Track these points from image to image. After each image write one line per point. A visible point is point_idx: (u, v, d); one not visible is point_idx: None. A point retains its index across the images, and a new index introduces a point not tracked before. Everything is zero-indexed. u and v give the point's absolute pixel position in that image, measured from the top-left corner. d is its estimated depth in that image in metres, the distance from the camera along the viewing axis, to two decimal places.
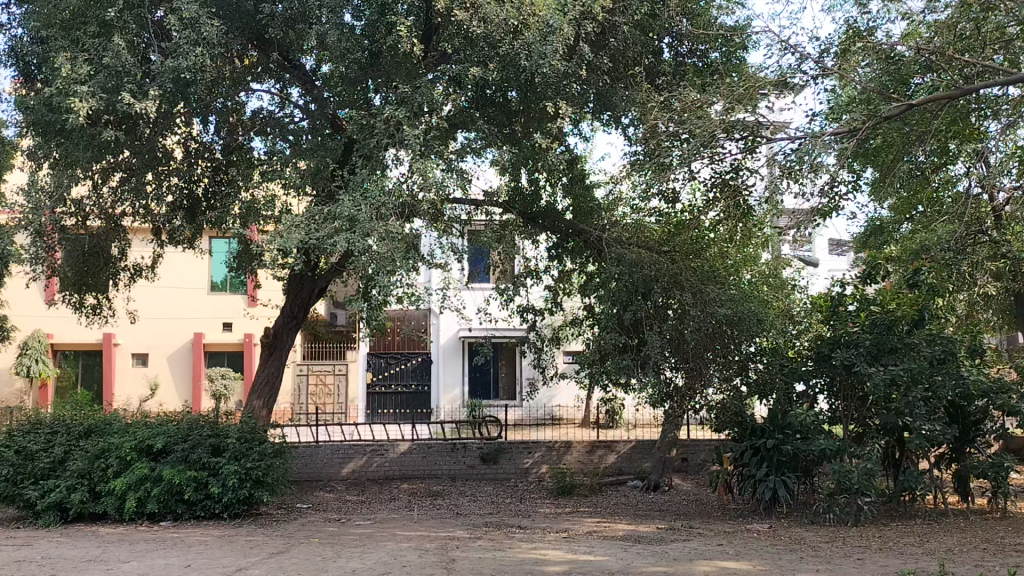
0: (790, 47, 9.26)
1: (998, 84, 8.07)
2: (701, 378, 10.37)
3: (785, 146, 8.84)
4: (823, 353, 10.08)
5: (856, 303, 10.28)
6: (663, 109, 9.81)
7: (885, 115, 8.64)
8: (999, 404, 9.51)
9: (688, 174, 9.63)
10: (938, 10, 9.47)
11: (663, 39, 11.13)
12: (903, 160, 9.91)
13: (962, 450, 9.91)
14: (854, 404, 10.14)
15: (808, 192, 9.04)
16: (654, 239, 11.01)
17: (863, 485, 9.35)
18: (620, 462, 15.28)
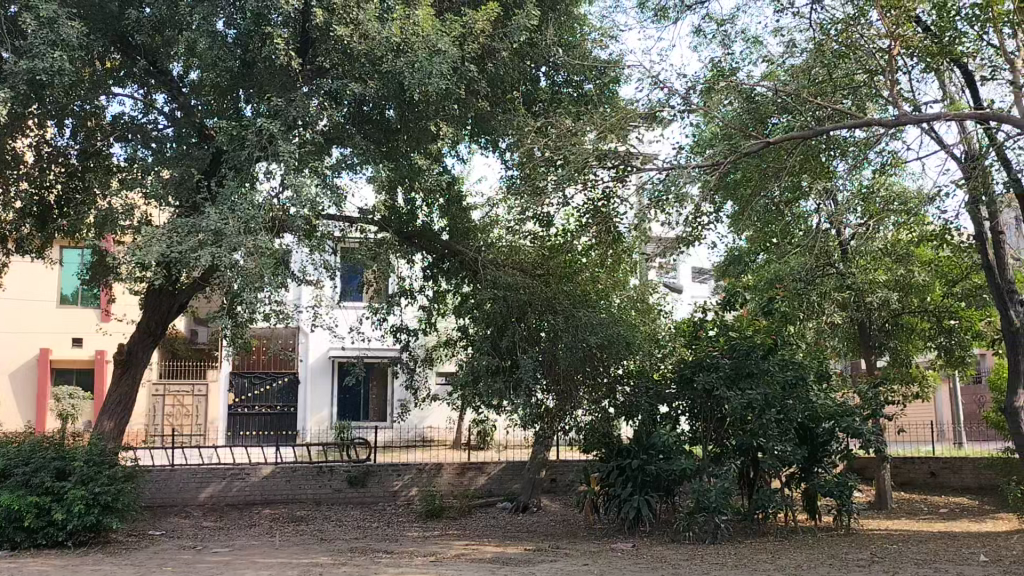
0: (659, 83, 9.65)
1: (846, 127, 8.69)
2: (571, 401, 10.61)
3: (654, 177, 9.17)
4: (686, 376, 10.44)
5: (715, 328, 10.81)
6: (539, 134, 9.99)
7: (745, 152, 9.14)
8: (845, 427, 10.13)
9: (562, 200, 9.86)
10: (794, 55, 10.18)
11: (540, 68, 11.32)
12: (761, 195, 10.50)
13: (810, 470, 10.46)
14: (712, 425, 10.50)
15: (674, 222, 9.45)
16: (528, 261, 11.06)
17: (720, 504, 9.70)
18: (490, 484, 15.29)
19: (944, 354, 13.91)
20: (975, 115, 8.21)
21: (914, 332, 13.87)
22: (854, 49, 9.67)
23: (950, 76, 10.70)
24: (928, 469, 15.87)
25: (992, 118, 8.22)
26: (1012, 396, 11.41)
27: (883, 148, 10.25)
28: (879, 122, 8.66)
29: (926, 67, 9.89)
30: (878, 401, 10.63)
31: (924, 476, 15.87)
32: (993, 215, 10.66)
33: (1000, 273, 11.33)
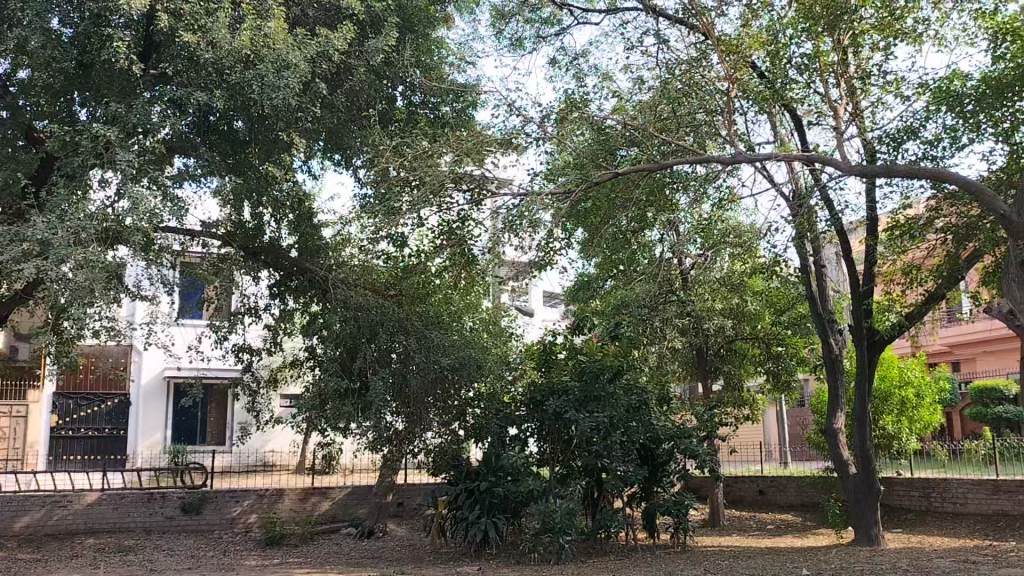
0: (515, 109, 9.82)
1: (689, 162, 9.13)
2: (421, 424, 10.58)
3: (508, 202, 9.27)
4: (537, 399, 10.48)
5: (564, 350, 11.11)
6: (393, 154, 9.94)
7: (595, 181, 9.43)
8: (682, 447, 10.55)
9: (417, 221, 9.84)
10: (641, 91, 10.66)
11: (397, 88, 11.23)
12: (609, 223, 10.89)
13: (650, 489, 10.80)
14: (559, 447, 10.58)
15: (527, 246, 9.64)
16: (382, 281, 11.03)
17: (564, 525, 9.82)
18: (335, 509, 14.91)
19: (772, 378, 14.81)
20: (801, 156, 8.79)
21: (746, 358, 14.75)
22: (695, 89, 10.22)
23: (782, 119, 11.49)
24: (756, 488, 17.05)
25: (818, 160, 8.82)
26: (830, 419, 12.24)
27: (721, 184, 10.85)
28: (718, 159, 9.17)
29: (759, 110, 10.63)
30: (713, 423, 11.15)
31: (754, 494, 17.07)
32: (816, 249, 11.51)
33: (823, 304, 12.13)
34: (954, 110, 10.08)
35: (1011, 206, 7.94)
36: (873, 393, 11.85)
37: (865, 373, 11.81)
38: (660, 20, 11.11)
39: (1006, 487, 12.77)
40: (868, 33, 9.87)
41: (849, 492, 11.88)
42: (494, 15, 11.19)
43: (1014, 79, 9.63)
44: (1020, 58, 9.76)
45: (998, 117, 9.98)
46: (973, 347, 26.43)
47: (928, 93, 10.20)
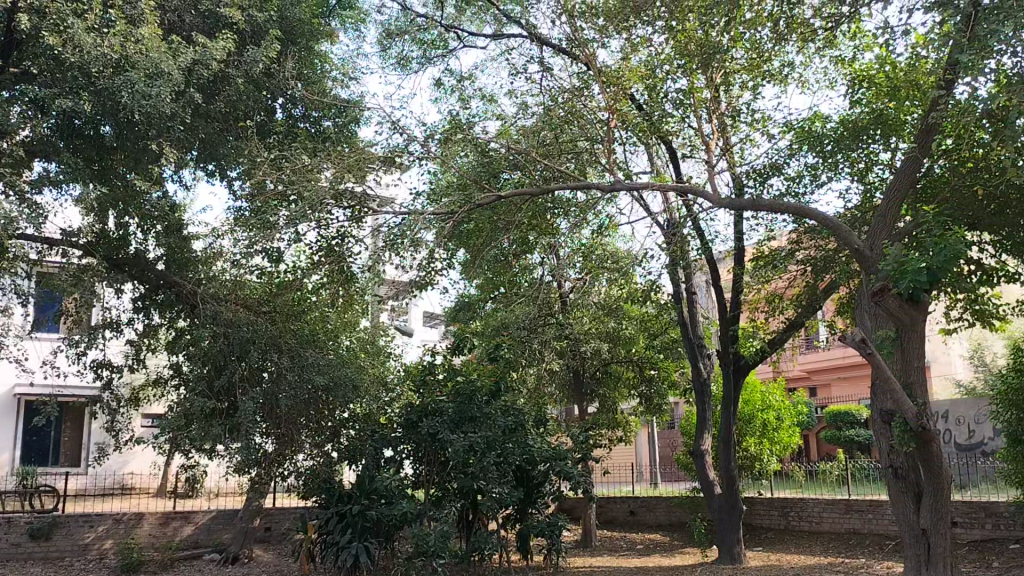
0: (398, 128, 9.76)
1: (570, 188, 9.28)
2: (294, 444, 10.31)
3: (390, 220, 9.19)
4: (412, 420, 10.40)
5: (443, 371, 10.89)
6: (271, 166, 9.63)
7: (477, 203, 9.43)
8: (557, 469, 10.58)
9: (295, 237, 9.61)
10: (525, 116, 10.81)
11: (276, 99, 10.94)
12: (490, 245, 10.94)
13: (525, 511, 10.77)
14: (435, 469, 10.46)
15: (408, 266, 9.51)
16: (254, 298, 10.62)
17: (438, 548, 9.51)
18: (198, 535, 14.25)
19: (645, 401, 15.21)
20: (675, 187, 9.12)
21: (620, 380, 15.21)
22: (577, 116, 10.43)
23: (658, 151, 11.90)
24: (627, 508, 17.45)
25: (691, 191, 9.12)
26: (698, 440, 12.71)
27: (601, 211, 11.10)
28: (598, 185, 9.36)
29: (637, 140, 11.02)
30: (588, 445, 11.29)
31: (625, 515, 17.45)
32: (689, 276, 11.90)
33: (693, 330, 12.60)
34: (815, 149, 10.72)
35: (863, 241, 8.50)
36: (738, 416, 12.37)
37: (731, 397, 12.31)
38: (544, 47, 11.33)
39: (857, 506, 13.51)
40: (739, 73, 10.40)
41: (715, 511, 12.33)
42: (380, 33, 11.11)
43: (869, 123, 10.35)
44: (874, 103, 10.51)
45: (854, 157, 10.69)
46: (828, 373, 28.02)
47: (792, 132, 10.85)
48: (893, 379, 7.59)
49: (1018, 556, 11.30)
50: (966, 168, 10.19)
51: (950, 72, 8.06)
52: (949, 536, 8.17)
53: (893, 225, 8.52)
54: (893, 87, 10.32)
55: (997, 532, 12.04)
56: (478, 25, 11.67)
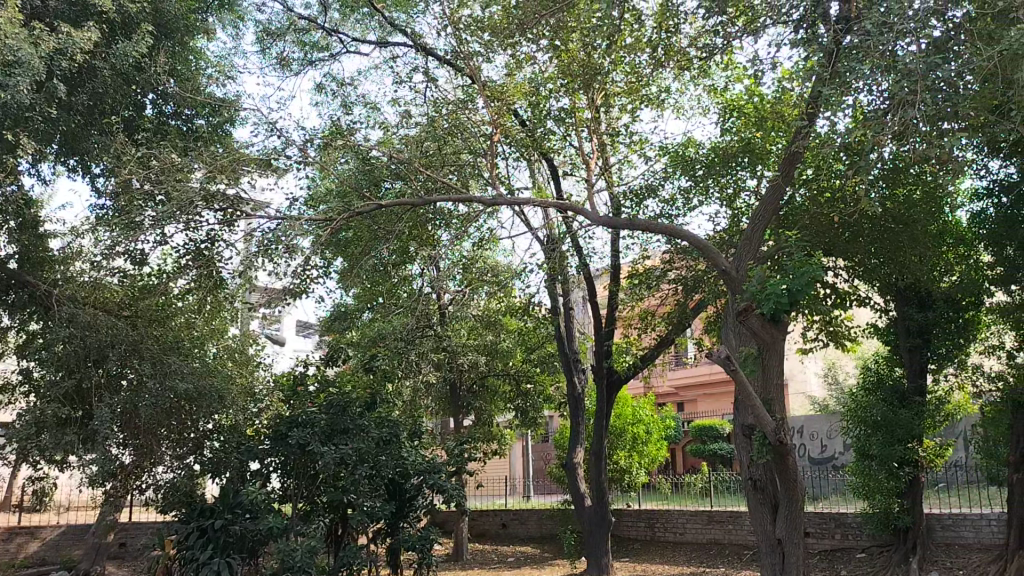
0: (276, 130, 9.49)
1: (451, 200, 9.22)
2: (151, 457, 9.83)
3: (263, 225, 8.89)
4: (280, 433, 9.81)
5: (316, 383, 10.60)
6: (138, 164, 9.15)
7: (356, 211, 9.23)
8: (430, 482, 10.38)
9: (161, 238, 9.14)
10: (408, 125, 10.73)
11: (146, 95, 10.46)
12: (368, 255, 10.77)
13: (396, 525, 10.52)
14: (305, 482, 9.99)
15: (282, 272, 9.17)
16: (115, 301, 10.21)
17: (305, 563, 8.97)
18: (43, 552, 13.66)
19: (520, 415, 15.31)
20: (555, 204, 9.18)
21: (497, 393, 15.45)
22: (460, 129, 10.44)
23: (540, 167, 12.08)
24: (499, 521, 17.53)
25: (570, 208, 9.27)
26: (572, 453, 12.89)
27: (482, 224, 11.15)
28: (480, 199, 9.35)
29: (519, 155, 11.19)
30: (462, 458, 11.15)
31: (497, 527, 17.53)
32: (567, 291, 12.11)
33: (570, 344, 12.81)
34: (688, 174, 11.16)
35: (731, 262, 8.85)
36: (610, 430, 12.64)
37: (604, 410, 12.60)
38: (429, 58, 11.32)
39: (718, 517, 14.03)
40: (619, 96, 10.72)
41: (585, 523, 12.53)
42: (259, 33, 10.80)
43: (739, 150, 10.89)
44: (743, 132, 11.09)
45: (724, 183, 11.17)
46: (695, 389, 29.12)
47: (666, 157, 11.27)
48: (755, 396, 7.94)
49: (864, 564, 12.01)
50: (824, 197, 10.78)
51: (813, 107, 8.54)
52: (802, 546, 8.51)
53: (756, 248, 8.94)
54: (760, 117, 10.90)
55: (846, 541, 12.72)
56: (363, 31, 11.53)
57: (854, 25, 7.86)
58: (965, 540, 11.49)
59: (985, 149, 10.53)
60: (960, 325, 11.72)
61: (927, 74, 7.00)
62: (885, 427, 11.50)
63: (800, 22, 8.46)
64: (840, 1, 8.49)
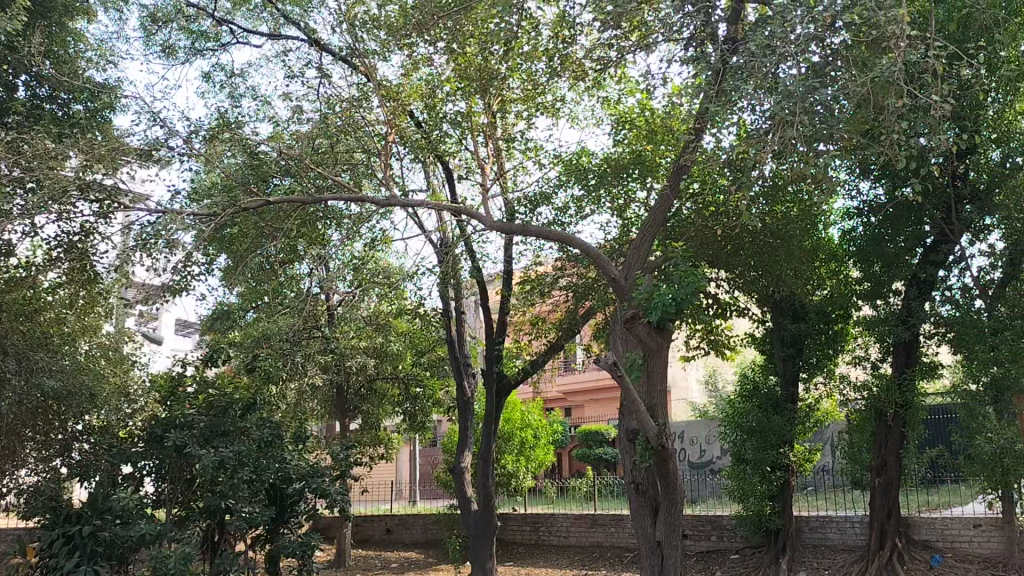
0: (159, 120, 9.12)
1: (342, 199, 9.03)
2: (13, 459, 9.42)
3: (142, 218, 8.50)
4: (156, 434, 9.37)
5: (194, 384, 10.10)
6: (7, 149, 8.60)
7: (242, 207, 8.90)
8: (313, 487, 10.05)
9: (30, 229, 8.61)
10: (299, 121, 10.52)
11: (18, 76, 9.87)
12: (255, 253, 10.47)
13: (276, 530, 10.23)
14: (180, 487, 9.67)
15: (161, 268, 8.76)
16: None
17: (179, 571, 8.55)
18: None
19: (408, 419, 15.21)
20: (449, 206, 9.12)
21: (385, 397, 15.32)
22: (354, 128, 10.34)
23: (434, 169, 12.06)
24: (384, 527, 17.41)
25: (463, 212, 9.25)
26: (459, 458, 12.86)
27: (374, 226, 11.02)
28: (372, 199, 9.20)
29: (414, 157, 11.16)
30: (348, 462, 10.84)
31: (381, 532, 17.39)
32: (459, 295, 12.10)
33: (460, 347, 12.78)
34: (581, 182, 11.40)
35: (621, 269, 9.05)
36: (497, 434, 12.67)
37: (493, 414, 12.63)
38: (323, 54, 11.12)
39: (601, 520, 14.28)
40: (515, 102, 10.83)
41: (470, 528, 12.51)
42: (145, 18, 10.35)
43: (629, 162, 11.15)
44: (634, 145, 11.36)
45: (615, 194, 11.40)
46: (581, 395, 29.64)
47: (560, 165, 11.48)
48: (639, 401, 8.11)
49: (738, 565, 12.46)
50: (708, 211, 11.15)
51: (700, 123, 8.85)
52: (680, 547, 8.78)
53: (645, 256, 9.17)
54: (651, 130, 11.22)
55: (721, 543, 13.17)
56: (255, 23, 11.23)
57: (739, 46, 8.19)
58: (830, 542, 12.08)
59: (857, 171, 11.15)
60: (830, 336, 12.35)
61: (806, 97, 7.37)
62: (759, 433, 11.99)
63: (690, 41, 8.75)
64: (727, 23, 8.84)
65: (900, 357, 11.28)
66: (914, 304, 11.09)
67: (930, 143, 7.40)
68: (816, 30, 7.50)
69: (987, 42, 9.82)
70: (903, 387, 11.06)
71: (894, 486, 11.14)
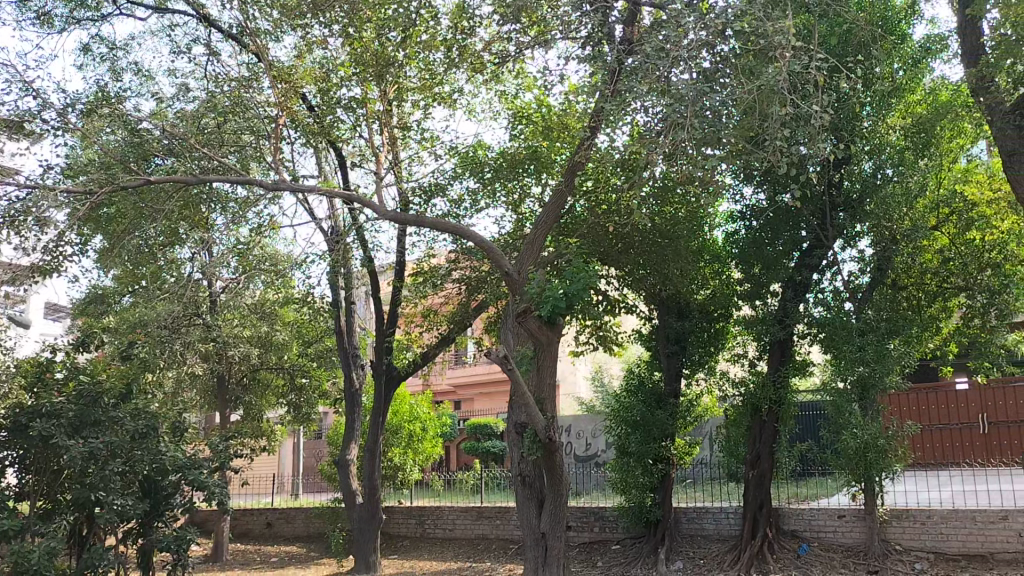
0: (32, 90, 8.54)
1: (229, 181, 8.67)
2: None
3: (11, 192, 7.93)
4: (20, 424, 8.78)
5: (64, 370, 9.47)
6: None
7: (122, 185, 8.43)
8: (190, 479, 9.59)
9: None
10: (185, 99, 10.08)
11: None
12: (135, 235, 9.96)
13: (149, 524, 9.64)
14: (46, 479, 9.08)
15: (29, 246, 8.20)
16: None
17: (42, 567, 8.02)
18: None
19: (292, 410, 14.87)
20: (340, 193, 8.93)
21: (269, 387, 14.90)
22: (242, 108, 9.97)
23: (326, 155, 11.80)
24: (264, 520, 16.95)
25: (355, 199, 9.06)
26: (345, 450, 12.64)
27: (262, 210, 10.66)
28: (260, 183, 8.87)
29: (305, 142, 10.89)
30: (227, 454, 10.42)
31: (262, 526, 16.92)
32: (349, 285, 11.88)
33: (349, 338, 12.55)
34: (476, 175, 11.38)
35: (514, 264, 9.09)
36: (385, 427, 12.51)
37: (381, 406, 12.47)
38: (212, 31, 10.68)
39: (487, 513, 14.30)
40: (411, 91, 10.69)
41: (354, 522, 12.35)
42: None
43: (524, 158, 11.21)
44: (530, 140, 11.42)
45: (510, 188, 11.45)
46: (472, 388, 29.69)
47: (456, 157, 11.42)
48: (529, 396, 8.16)
49: (618, 555, 12.73)
50: (601, 209, 11.36)
51: (594, 121, 8.97)
52: (564, 539, 8.93)
53: (538, 252, 9.24)
54: (547, 127, 11.33)
55: (603, 534, 13.44)
56: None
57: (636, 48, 8.33)
58: (706, 532, 12.51)
59: (741, 176, 11.56)
60: (712, 334, 12.76)
61: (697, 101, 7.58)
62: (643, 427, 12.29)
63: (588, 40, 8.83)
64: (623, 25, 8.98)
65: (776, 355, 11.77)
66: (790, 305, 11.57)
67: (811, 151, 7.71)
68: (708, 36, 7.73)
69: (864, 58, 10.35)
70: (777, 383, 11.56)
71: (766, 480, 11.66)
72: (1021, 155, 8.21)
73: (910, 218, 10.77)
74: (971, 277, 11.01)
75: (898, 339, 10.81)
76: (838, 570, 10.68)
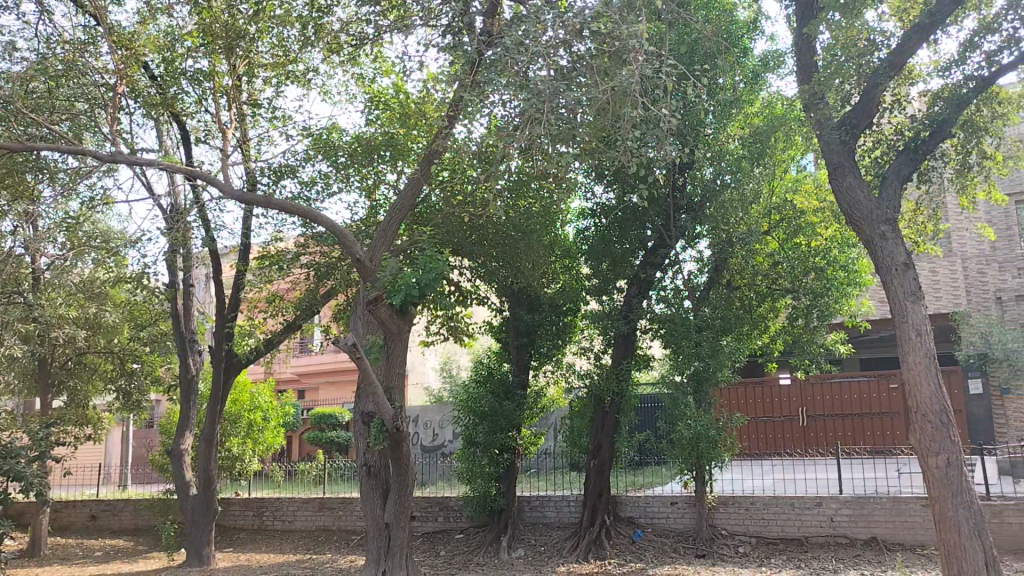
0: None
1: (58, 150, 8.03)
2: None
3: None
4: None
5: None
6: None
7: None
8: (4, 469, 8.79)
9: None
10: (11, 59, 9.30)
11: None
12: None
13: None
14: None
15: None
16: None
17: None
18: None
19: (122, 397, 14.02)
20: (181, 169, 8.48)
21: (96, 372, 14.00)
22: (76, 73, 9.30)
23: (168, 130, 11.19)
24: (88, 513, 15.92)
25: (197, 176, 8.63)
26: (178, 439, 12.02)
27: (96, 184, 9.99)
28: (93, 153, 8.28)
29: (146, 113, 10.28)
30: (48, 442, 9.66)
31: (85, 519, 15.89)
32: (188, 267, 11.34)
33: (187, 323, 11.95)
34: (329, 159, 11.10)
35: (366, 252, 8.94)
36: (224, 416, 12.02)
37: (220, 394, 11.95)
38: None
39: (329, 504, 14.07)
40: (263, 68, 10.28)
41: (188, 514, 11.80)
42: None
43: (380, 144, 11.05)
44: (386, 126, 11.27)
45: (364, 173, 11.24)
46: (317, 377, 29.04)
47: (308, 138, 11.12)
48: (378, 385, 7.98)
49: (461, 543, 12.80)
50: (454, 199, 11.36)
51: (452, 111, 8.95)
52: (407, 529, 8.89)
53: (390, 241, 9.13)
54: (403, 114, 11.22)
55: (447, 523, 13.50)
56: None
57: (495, 40, 8.38)
58: (547, 520, 12.84)
59: (592, 174, 11.90)
60: (561, 327, 12.93)
61: (552, 97, 7.72)
62: (489, 417, 12.40)
63: (448, 29, 8.77)
64: (484, 17, 9.01)
65: (619, 349, 12.16)
66: (634, 301, 11.98)
67: (659, 153, 8.01)
68: (565, 35, 7.91)
69: (709, 68, 10.89)
70: (620, 376, 11.97)
71: (606, 468, 12.02)
72: (845, 169, 8.84)
73: (746, 222, 11.40)
74: (797, 281, 11.71)
75: (730, 336, 11.37)
76: (669, 553, 11.18)
